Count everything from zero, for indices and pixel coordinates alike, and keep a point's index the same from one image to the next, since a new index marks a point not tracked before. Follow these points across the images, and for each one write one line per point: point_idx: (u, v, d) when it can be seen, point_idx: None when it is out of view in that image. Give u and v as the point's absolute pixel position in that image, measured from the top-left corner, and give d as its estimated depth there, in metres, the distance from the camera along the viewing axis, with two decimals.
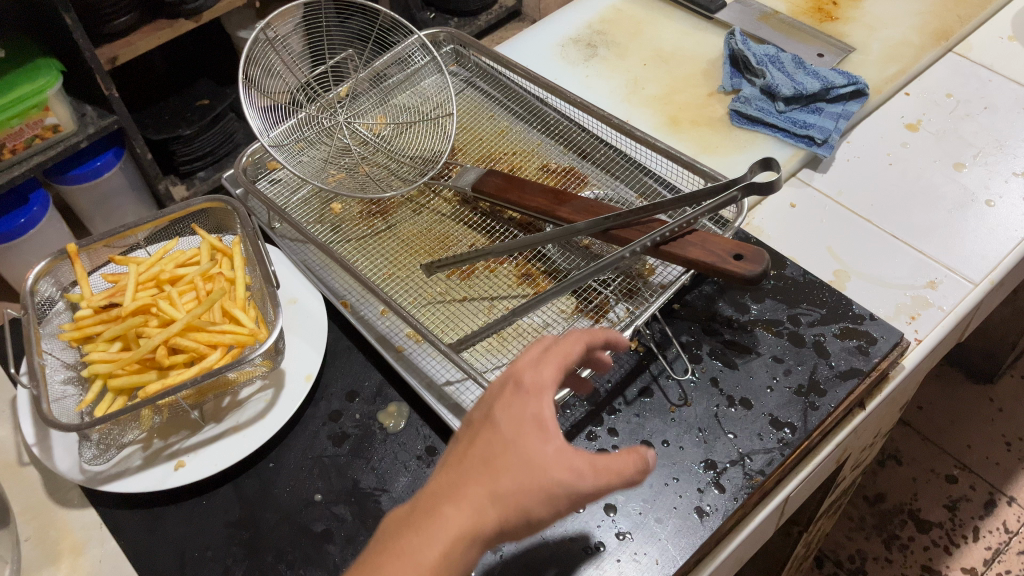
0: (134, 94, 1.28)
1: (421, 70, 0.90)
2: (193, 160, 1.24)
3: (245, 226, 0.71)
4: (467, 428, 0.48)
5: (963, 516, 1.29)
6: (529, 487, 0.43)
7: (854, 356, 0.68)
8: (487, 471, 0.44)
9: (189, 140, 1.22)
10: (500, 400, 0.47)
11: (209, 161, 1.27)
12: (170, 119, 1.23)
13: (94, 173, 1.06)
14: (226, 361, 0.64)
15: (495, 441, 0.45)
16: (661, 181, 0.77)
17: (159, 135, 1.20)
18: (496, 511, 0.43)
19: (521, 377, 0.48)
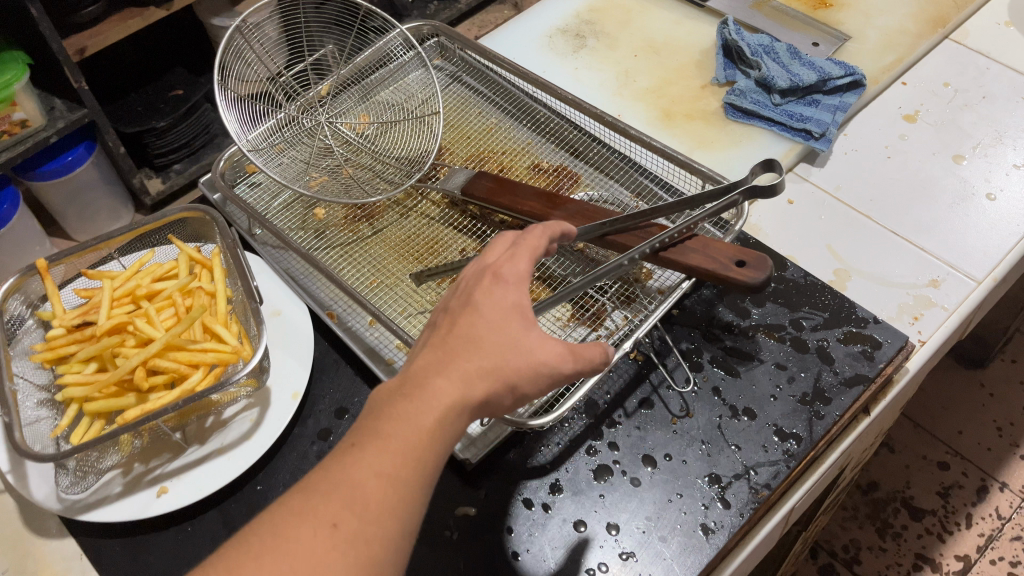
0: (105, 87, 1.23)
1: (404, 65, 0.86)
2: (168, 153, 1.19)
3: (225, 237, 0.67)
4: (444, 312, 0.50)
5: (956, 503, 1.29)
6: (515, 364, 0.45)
7: (859, 362, 0.66)
8: (471, 348, 0.46)
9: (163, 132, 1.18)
10: (480, 286, 0.49)
11: (186, 152, 1.22)
12: (143, 111, 1.19)
13: (65, 168, 1.01)
14: (208, 382, 0.61)
15: (479, 323, 0.47)
16: (657, 181, 0.75)
17: (131, 127, 1.15)
18: (483, 381, 0.45)
19: (501, 270, 0.50)
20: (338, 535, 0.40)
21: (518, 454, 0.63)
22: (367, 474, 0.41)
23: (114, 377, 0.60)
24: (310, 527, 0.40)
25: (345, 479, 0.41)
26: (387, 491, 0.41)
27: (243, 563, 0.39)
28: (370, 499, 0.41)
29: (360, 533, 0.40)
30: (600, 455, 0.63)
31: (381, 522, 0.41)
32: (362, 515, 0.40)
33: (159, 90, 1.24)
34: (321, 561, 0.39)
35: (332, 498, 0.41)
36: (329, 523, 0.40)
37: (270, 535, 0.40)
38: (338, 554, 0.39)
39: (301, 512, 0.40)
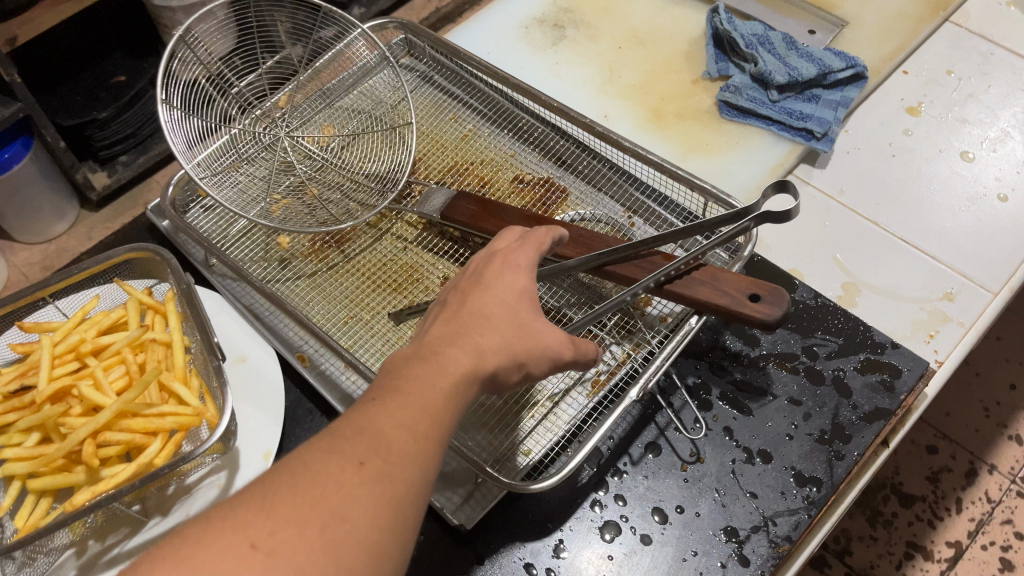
0: (34, 66, 1.02)
1: (368, 69, 0.79)
2: (112, 144, 1.00)
3: (179, 280, 0.60)
4: (451, 292, 0.49)
5: (946, 487, 1.16)
6: (524, 341, 0.45)
7: (878, 394, 0.61)
8: (483, 325, 0.45)
9: (105, 123, 0.98)
10: (491, 267, 0.48)
11: (132, 143, 1.01)
12: (82, 100, 1.01)
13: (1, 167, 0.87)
14: (168, 451, 0.55)
15: (492, 300, 0.46)
16: (651, 195, 0.70)
17: (69, 120, 0.96)
18: (495, 356, 0.44)
19: (509, 255, 0.49)
20: (365, 474, 0.36)
21: (517, 511, 0.57)
22: (391, 424, 0.38)
23: (59, 452, 0.52)
24: (337, 461, 0.36)
25: (368, 424, 0.38)
26: (411, 441, 0.38)
27: (270, 494, 0.34)
28: (393, 445, 0.37)
29: (387, 472, 0.36)
30: (606, 509, 0.58)
31: (406, 466, 0.37)
32: (387, 457, 0.37)
33: (100, 77, 1.04)
34: (350, 494, 0.35)
35: (356, 438, 0.37)
36: (355, 461, 0.36)
37: (296, 470, 0.35)
38: (365, 490, 0.35)
39: (325, 452, 0.36)
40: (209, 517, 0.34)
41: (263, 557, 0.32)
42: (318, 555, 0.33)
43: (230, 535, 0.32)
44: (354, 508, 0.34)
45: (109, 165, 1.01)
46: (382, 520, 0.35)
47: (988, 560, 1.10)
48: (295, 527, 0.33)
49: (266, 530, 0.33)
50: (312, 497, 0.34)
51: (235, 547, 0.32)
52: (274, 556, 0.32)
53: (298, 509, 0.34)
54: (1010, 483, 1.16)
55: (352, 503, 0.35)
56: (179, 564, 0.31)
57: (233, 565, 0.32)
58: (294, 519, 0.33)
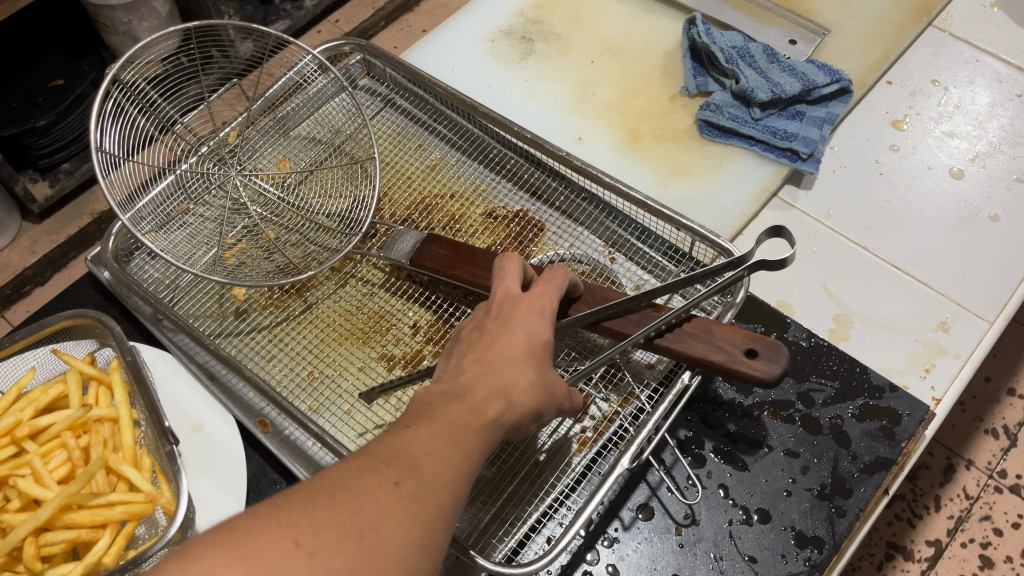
0: None
1: (324, 93, 0.73)
2: (55, 152, 0.96)
3: (124, 350, 0.55)
4: (476, 330, 0.46)
5: (924, 485, 1.08)
6: (542, 383, 0.43)
7: (878, 442, 0.58)
8: (513, 369, 0.42)
9: (46, 131, 0.95)
10: (521, 310, 0.46)
11: (75, 150, 0.99)
12: (17, 108, 0.95)
13: None
14: (119, 544, 0.50)
15: (517, 343, 0.44)
16: (631, 227, 0.66)
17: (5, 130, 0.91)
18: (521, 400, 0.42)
19: (536, 299, 0.47)
20: (402, 491, 0.33)
21: None
22: (424, 447, 0.35)
23: None
24: (374, 475, 0.33)
25: (402, 444, 0.35)
26: (446, 468, 0.35)
27: (308, 495, 0.31)
28: (431, 471, 0.35)
29: (423, 494, 0.33)
30: None
31: (440, 491, 0.34)
32: (423, 481, 0.34)
33: (38, 79, 0.98)
34: (386, 510, 0.32)
35: (392, 457, 0.34)
36: (391, 479, 0.33)
37: (333, 477, 0.33)
38: (402, 508, 0.32)
39: (362, 464, 0.33)
40: (247, 513, 0.30)
41: (304, 557, 0.29)
42: (358, 564, 0.30)
43: (272, 530, 0.30)
44: (391, 520, 0.32)
45: (51, 175, 0.98)
46: (419, 539, 0.32)
47: (969, 558, 1.02)
48: (335, 532, 0.30)
49: (308, 529, 0.30)
50: (351, 506, 0.31)
51: (277, 544, 0.29)
52: (316, 557, 0.29)
53: (338, 515, 0.31)
54: (988, 478, 1.08)
55: (390, 517, 0.32)
56: (217, 554, 0.28)
57: (275, 557, 0.29)
58: (334, 524, 0.30)
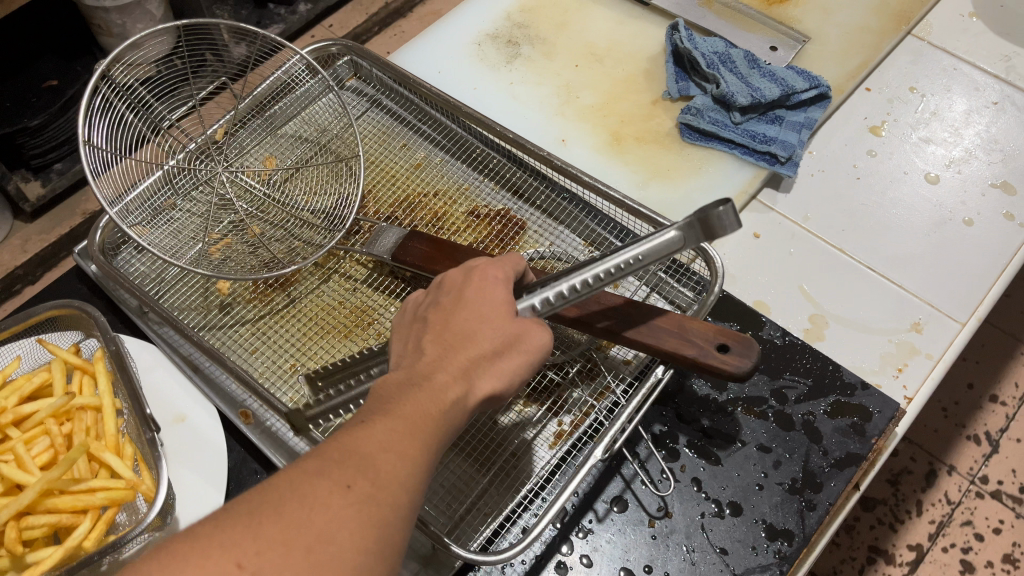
0: None
1: (312, 93, 0.74)
2: (46, 152, 0.98)
3: (109, 340, 0.56)
4: (432, 306, 0.47)
5: (905, 489, 1.12)
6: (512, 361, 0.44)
7: (849, 439, 0.59)
8: (473, 339, 0.43)
9: (38, 131, 0.96)
10: (471, 282, 0.46)
11: (67, 151, 1.00)
12: (11, 108, 0.97)
13: None
14: (100, 529, 0.51)
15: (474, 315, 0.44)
16: (610, 226, 0.67)
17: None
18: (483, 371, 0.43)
19: (486, 269, 0.47)
20: (352, 496, 0.36)
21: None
22: (379, 445, 0.38)
23: None
24: (324, 483, 0.36)
25: (357, 444, 0.37)
26: (402, 464, 0.37)
27: (257, 513, 0.34)
28: (383, 468, 0.37)
29: (374, 496, 0.36)
30: (573, 571, 0.55)
31: (394, 489, 0.37)
32: (376, 481, 0.36)
33: (31, 81, 1.01)
34: (335, 517, 0.35)
35: (346, 459, 0.37)
36: (343, 483, 0.36)
37: (284, 490, 0.35)
38: (353, 513, 0.35)
39: (314, 472, 0.36)
40: (194, 534, 0.34)
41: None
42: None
43: (215, 554, 0.33)
44: (339, 530, 0.34)
45: (43, 174, 0.99)
46: (368, 543, 0.35)
47: (950, 562, 1.06)
48: (281, 549, 0.33)
49: (253, 551, 0.33)
50: (298, 519, 0.34)
51: (221, 566, 0.32)
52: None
53: (283, 532, 0.34)
54: (969, 483, 1.12)
55: (338, 525, 0.34)
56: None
57: None
58: (280, 541, 0.33)
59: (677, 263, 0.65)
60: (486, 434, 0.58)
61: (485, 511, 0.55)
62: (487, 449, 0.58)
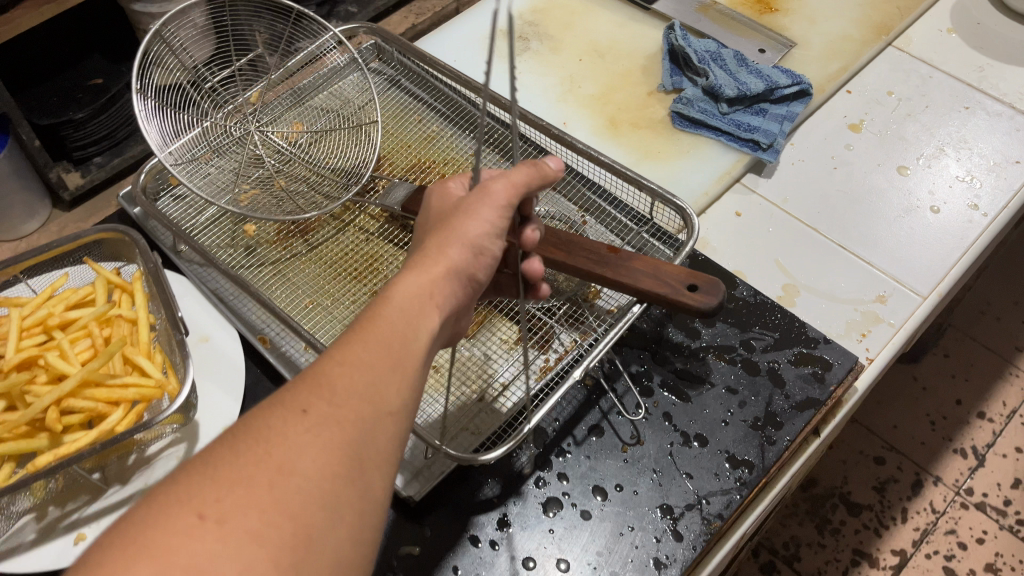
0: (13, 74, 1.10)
1: (340, 70, 0.82)
2: (88, 145, 1.08)
3: (146, 260, 0.63)
4: (434, 218, 0.54)
5: (892, 497, 1.32)
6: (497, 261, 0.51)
7: (810, 385, 0.65)
8: (437, 250, 0.48)
9: (82, 124, 1.07)
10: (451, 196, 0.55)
11: (107, 144, 1.11)
12: (58, 103, 1.08)
13: None
14: (129, 420, 0.57)
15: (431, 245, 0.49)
16: (603, 195, 0.72)
17: (45, 120, 1.04)
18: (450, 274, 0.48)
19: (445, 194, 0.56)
20: (309, 420, 0.38)
21: (466, 490, 0.60)
22: (337, 371, 0.40)
23: (24, 418, 0.55)
24: (281, 416, 0.37)
25: (315, 372, 0.40)
26: (359, 377, 0.40)
27: (213, 461, 0.35)
28: (337, 386, 0.39)
29: (332, 416, 0.38)
30: (549, 487, 0.61)
31: (350, 407, 0.39)
32: (330, 401, 0.39)
33: (78, 79, 1.12)
34: (296, 448, 0.36)
35: (302, 390, 0.39)
36: (299, 409, 0.38)
37: (240, 435, 0.37)
38: (311, 435, 0.37)
39: (270, 408, 0.38)
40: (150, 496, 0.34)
41: (212, 527, 0.32)
42: (272, 514, 0.34)
43: (175, 508, 0.33)
44: (300, 461, 0.36)
45: (83, 166, 1.10)
46: (335, 466, 0.36)
47: (931, 567, 1.25)
48: (242, 487, 0.34)
49: (212, 499, 0.33)
50: (257, 456, 0.35)
51: (183, 518, 0.33)
52: (223, 522, 0.33)
53: (243, 470, 0.35)
54: (955, 494, 1.32)
55: (299, 454, 0.36)
56: (133, 525, 0.32)
57: (183, 535, 0.32)
58: (239, 480, 0.34)
59: (663, 230, 0.70)
60: (480, 366, 0.66)
61: (471, 428, 0.62)
62: (480, 377, 0.65)
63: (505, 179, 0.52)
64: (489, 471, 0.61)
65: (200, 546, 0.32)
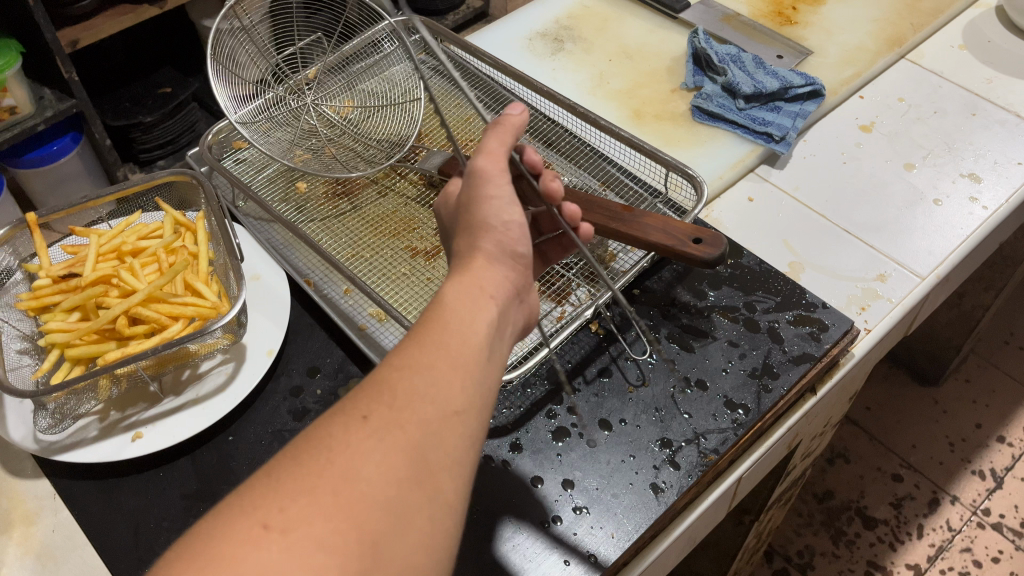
0: (93, 79, 1.21)
1: (389, 56, 0.91)
2: (154, 148, 1.18)
3: (210, 202, 0.71)
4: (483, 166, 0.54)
5: (908, 513, 1.33)
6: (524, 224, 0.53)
7: (806, 342, 0.70)
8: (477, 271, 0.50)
9: (150, 128, 1.16)
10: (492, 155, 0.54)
11: (171, 149, 1.20)
12: (130, 105, 1.17)
13: (51, 158, 1.00)
14: (187, 332, 0.64)
15: (469, 276, 0.49)
16: (622, 170, 0.79)
17: (119, 121, 1.13)
18: (496, 292, 0.49)
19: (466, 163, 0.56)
20: (370, 426, 0.39)
21: None
22: (397, 377, 0.41)
23: (96, 324, 0.62)
24: (344, 427, 0.39)
25: (378, 381, 0.42)
26: (419, 379, 0.41)
27: (276, 475, 0.37)
28: (397, 391, 0.41)
29: (393, 421, 0.39)
30: (559, 418, 0.66)
31: (411, 410, 0.40)
32: (390, 405, 0.40)
33: (149, 87, 1.21)
34: (359, 454, 0.38)
35: (362, 398, 0.41)
36: (360, 416, 0.39)
37: (303, 448, 0.38)
38: (374, 442, 0.38)
39: (332, 420, 0.40)
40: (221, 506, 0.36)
41: (277, 535, 0.34)
42: (338, 523, 0.35)
43: (241, 521, 0.35)
44: (364, 469, 0.37)
45: (148, 168, 1.19)
46: (399, 472, 0.38)
47: None
48: (307, 496, 0.36)
49: (276, 510, 0.35)
50: (320, 466, 0.37)
51: (249, 530, 0.34)
52: (288, 532, 0.34)
53: (307, 480, 0.36)
54: (972, 514, 1.33)
55: (362, 460, 0.37)
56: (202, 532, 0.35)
57: (251, 547, 0.33)
58: (306, 490, 0.36)
59: (677, 203, 0.76)
60: None
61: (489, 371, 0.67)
62: None
63: (483, 152, 0.54)
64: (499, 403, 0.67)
65: (268, 555, 0.33)
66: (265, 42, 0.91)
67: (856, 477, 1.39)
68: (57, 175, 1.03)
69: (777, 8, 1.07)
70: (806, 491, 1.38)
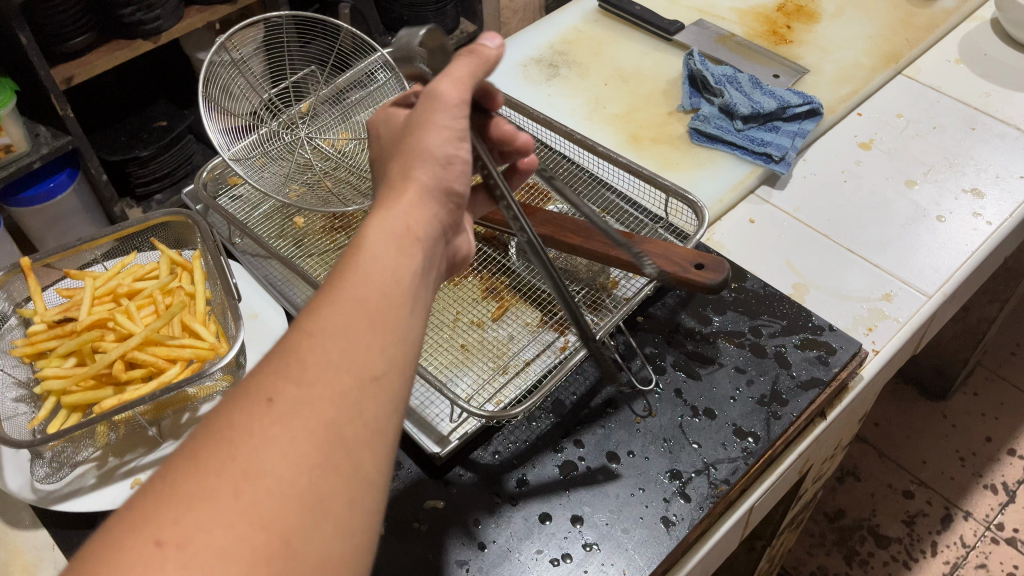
0: (90, 114, 1.21)
1: (383, 87, 0.91)
2: (150, 182, 1.18)
3: (206, 240, 0.70)
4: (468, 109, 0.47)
5: (921, 531, 1.31)
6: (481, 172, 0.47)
7: (815, 366, 0.69)
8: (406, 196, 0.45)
9: (146, 162, 1.16)
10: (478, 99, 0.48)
11: (168, 182, 1.20)
12: (126, 140, 1.16)
13: (47, 194, 0.99)
14: (185, 375, 0.63)
15: (396, 212, 0.44)
16: (622, 196, 0.78)
17: (114, 156, 1.13)
18: (424, 232, 0.44)
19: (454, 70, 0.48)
20: (276, 410, 0.34)
21: (483, 456, 0.65)
22: (306, 344, 0.36)
23: (93, 369, 0.61)
24: (241, 411, 0.34)
25: (286, 346, 0.36)
26: (333, 344, 0.36)
27: (178, 475, 0.32)
28: (307, 363, 0.35)
29: (302, 400, 0.34)
30: (566, 452, 0.65)
31: (325, 384, 0.35)
32: (299, 381, 0.35)
33: (144, 121, 1.20)
34: (261, 444, 0.33)
35: (267, 375, 0.35)
36: (263, 398, 0.34)
37: (201, 436, 0.33)
38: (279, 429, 0.33)
39: (235, 402, 0.34)
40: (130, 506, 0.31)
41: (172, 552, 0.29)
42: (238, 528, 0.30)
43: (128, 539, 0.30)
44: (270, 461, 0.32)
45: (145, 202, 1.18)
46: (310, 456, 0.33)
47: None
48: (204, 501, 0.31)
49: (169, 520, 0.30)
50: (220, 462, 0.32)
51: (139, 546, 0.30)
52: (184, 548, 0.30)
53: (203, 479, 0.31)
54: (986, 529, 1.31)
55: (266, 450, 0.32)
56: (96, 546, 0.30)
57: (140, 564, 0.29)
58: (203, 495, 0.31)
59: (679, 228, 0.75)
60: (487, 336, 0.71)
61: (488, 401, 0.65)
62: (481, 351, 0.70)
63: (449, 76, 0.47)
64: (499, 433, 0.66)
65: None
66: (259, 76, 0.91)
67: (867, 495, 1.37)
68: (54, 213, 1.02)
69: (772, 27, 1.07)
70: (817, 510, 1.37)
